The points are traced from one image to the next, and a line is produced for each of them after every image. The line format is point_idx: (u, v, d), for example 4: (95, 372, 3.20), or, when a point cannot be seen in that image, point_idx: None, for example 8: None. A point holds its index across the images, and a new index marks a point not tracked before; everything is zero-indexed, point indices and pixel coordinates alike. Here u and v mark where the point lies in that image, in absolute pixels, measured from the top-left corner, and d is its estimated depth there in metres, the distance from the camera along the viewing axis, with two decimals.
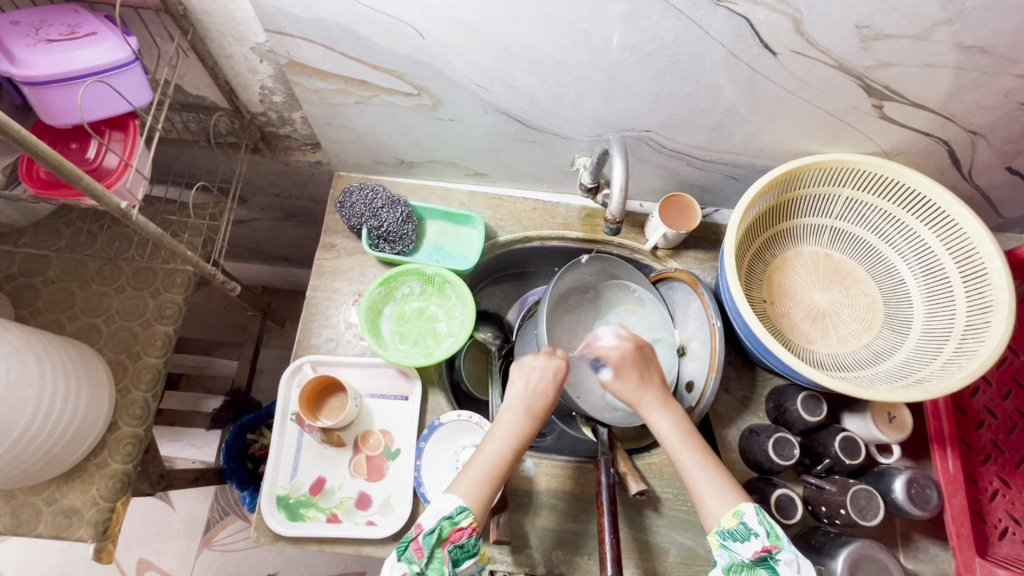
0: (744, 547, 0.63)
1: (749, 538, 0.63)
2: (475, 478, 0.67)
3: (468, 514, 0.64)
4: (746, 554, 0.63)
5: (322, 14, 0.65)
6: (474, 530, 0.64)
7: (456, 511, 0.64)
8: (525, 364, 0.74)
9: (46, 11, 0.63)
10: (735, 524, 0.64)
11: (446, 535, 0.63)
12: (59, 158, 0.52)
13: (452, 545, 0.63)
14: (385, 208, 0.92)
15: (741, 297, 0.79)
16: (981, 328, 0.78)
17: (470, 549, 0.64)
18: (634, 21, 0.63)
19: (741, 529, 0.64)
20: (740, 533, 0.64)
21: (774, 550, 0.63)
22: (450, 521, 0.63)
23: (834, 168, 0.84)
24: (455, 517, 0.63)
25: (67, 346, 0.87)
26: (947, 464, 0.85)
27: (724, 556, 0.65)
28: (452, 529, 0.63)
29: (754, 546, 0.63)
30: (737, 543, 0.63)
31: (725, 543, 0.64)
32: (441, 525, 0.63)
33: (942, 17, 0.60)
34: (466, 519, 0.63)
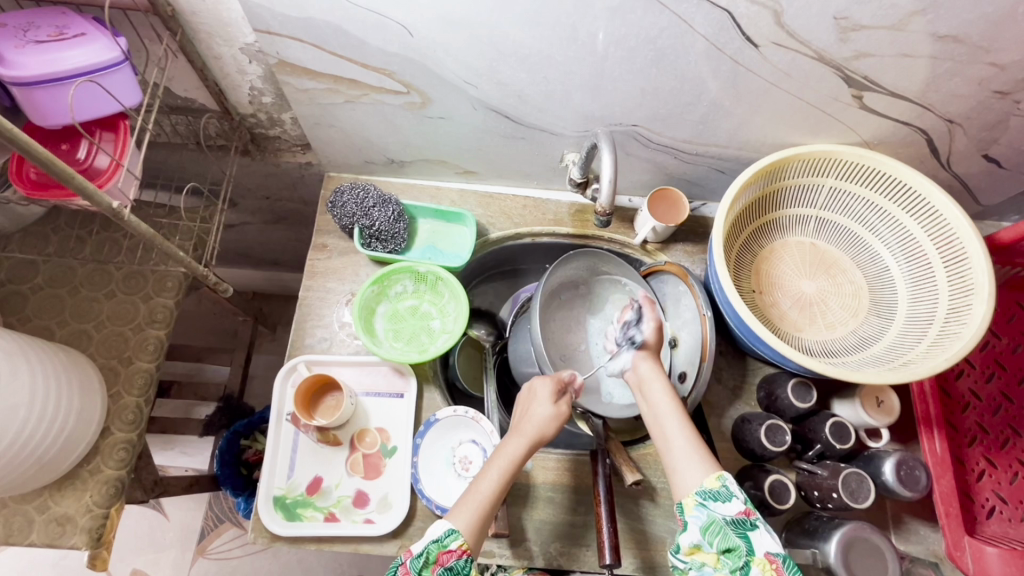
0: (725, 506, 0.63)
1: (732, 499, 0.63)
2: (474, 506, 0.67)
3: (458, 538, 0.63)
4: (726, 513, 0.63)
5: (310, 12, 0.65)
6: (465, 553, 0.63)
7: (445, 534, 0.63)
8: (534, 388, 0.76)
9: (33, 14, 0.63)
10: (718, 486, 0.64)
11: (434, 558, 0.62)
12: (50, 157, 0.52)
13: (441, 568, 0.62)
14: (377, 207, 0.92)
15: (731, 287, 0.80)
16: (963, 311, 0.80)
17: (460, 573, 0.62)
18: (619, 15, 0.64)
19: (723, 491, 0.64)
20: (723, 495, 0.64)
21: (752, 516, 0.63)
22: (439, 543, 0.63)
23: (818, 159, 0.86)
24: (444, 539, 0.63)
25: (58, 351, 0.87)
26: (935, 446, 0.87)
27: (700, 516, 0.64)
28: (439, 552, 0.62)
29: (735, 508, 0.63)
30: (718, 503, 0.63)
31: (705, 502, 0.64)
32: (428, 549, 0.62)
33: (916, 8, 0.62)
34: (455, 542, 0.63)
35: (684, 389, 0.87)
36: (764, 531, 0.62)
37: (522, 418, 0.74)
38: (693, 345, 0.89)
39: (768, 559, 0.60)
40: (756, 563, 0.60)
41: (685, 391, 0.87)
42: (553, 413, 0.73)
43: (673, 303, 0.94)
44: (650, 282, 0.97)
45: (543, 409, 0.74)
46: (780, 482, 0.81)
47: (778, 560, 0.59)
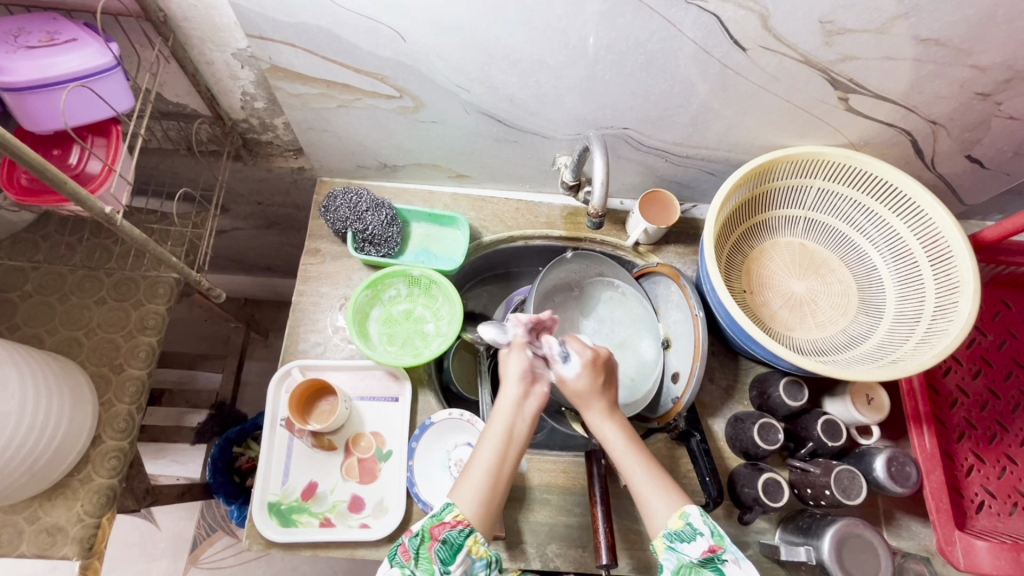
0: (692, 547, 0.62)
1: (696, 538, 0.62)
2: (472, 481, 0.65)
3: (454, 511, 0.63)
4: (694, 554, 0.62)
5: (302, 18, 0.66)
6: (461, 524, 0.62)
7: (440, 508, 0.63)
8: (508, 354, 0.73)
9: (23, 19, 0.62)
10: (682, 525, 0.63)
11: (429, 535, 0.62)
12: (43, 162, 0.52)
13: (437, 543, 0.61)
14: (370, 211, 0.92)
15: (723, 288, 0.81)
16: (949, 308, 0.81)
17: (455, 543, 0.61)
18: (609, 20, 0.65)
19: (688, 530, 0.63)
20: (687, 534, 0.62)
21: (720, 550, 0.62)
22: (434, 517, 0.63)
23: (806, 161, 0.87)
24: (439, 513, 0.63)
25: (48, 359, 0.86)
26: (925, 442, 0.88)
27: (671, 560, 0.63)
28: (434, 526, 0.62)
29: (702, 546, 0.61)
30: (685, 545, 0.62)
31: (672, 546, 0.63)
32: (423, 526, 0.63)
33: (898, 12, 0.63)
34: (450, 514, 0.63)
35: (678, 389, 0.88)
36: (735, 562, 0.62)
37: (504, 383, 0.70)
38: (685, 346, 0.90)
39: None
40: None
41: (678, 391, 0.88)
42: (523, 369, 0.70)
43: (665, 304, 0.95)
44: (643, 284, 0.98)
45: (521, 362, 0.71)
46: (774, 480, 0.82)
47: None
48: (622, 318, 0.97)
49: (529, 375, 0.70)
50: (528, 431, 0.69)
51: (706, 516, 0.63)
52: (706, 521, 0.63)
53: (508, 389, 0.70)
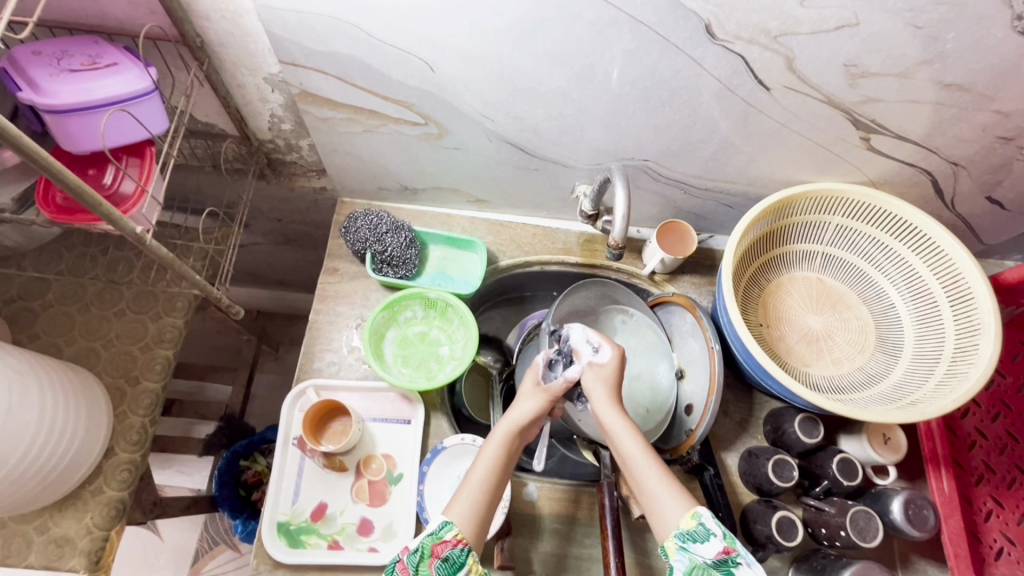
0: (704, 547, 0.59)
1: (709, 538, 0.59)
2: (468, 498, 0.64)
3: (452, 529, 0.61)
4: (707, 555, 0.58)
5: (335, 47, 0.67)
6: (462, 541, 0.60)
7: (439, 526, 0.61)
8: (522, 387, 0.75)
9: (67, 42, 0.64)
10: (695, 525, 0.60)
11: (429, 551, 0.59)
12: (79, 181, 0.53)
13: (438, 561, 0.58)
14: (389, 233, 0.93)
15: (740, 321, 0.81)
16: (969, 350, 0.80)
17: (457, 561, 0.59)
18: (636, 57, 0.67)
19: (701, 530, 0.60)
20: (699, 534, 0.59)
21: (734, 553, 0.58)
22: (433, 536, 0.60)
23: (825, 197, 0.88)
24: (438, 530, 0.60)
25: (67, 370, 0.87)
26: (943, 485, 0.87)
27: (682, 561, 0.60)
28: (433, 544, 0.59)
29: (714, 546, 0.58)
30: (697, 544, 0.59)
31: (684, 546, 0.60)
32: (423, 543, 0.59)
33: (923, 57, 0.64)
34: (450, 533, 0.60)
35: (693, 422, 0.88)
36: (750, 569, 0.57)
37: (507, 412, 0.72)
38: (700, 377, 0.90)
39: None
40: None
41: (692, 424, 0.88)
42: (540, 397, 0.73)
43: (679, 334, 0.96)
44: (658, 313, 0.99)
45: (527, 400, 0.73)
46: (788, 518, 0.80)
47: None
48: (637, 348, 0.97)
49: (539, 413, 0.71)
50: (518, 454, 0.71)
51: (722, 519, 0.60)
52: (720, 522, 0.60)
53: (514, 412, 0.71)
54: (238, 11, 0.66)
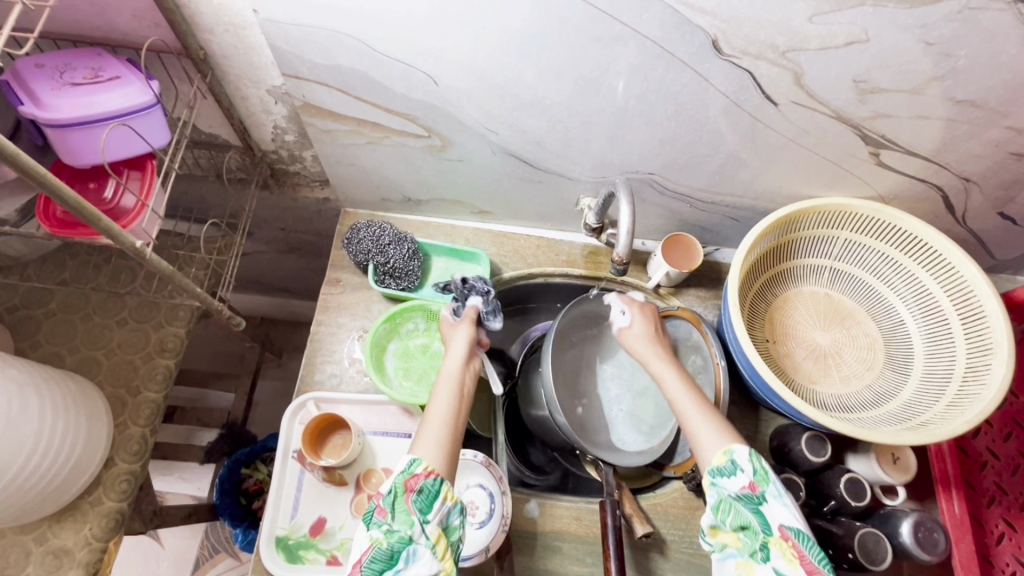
0: (732, 480, 0.62)
1: (736, 473, 0.62)
2: (433, 434, 0.64)
3: (422, 464, 0.60)
4: (733, 489, 0.61)
5: (338, 60, 0.67)
6: (433, 473, 0.60)
7: (408, 463, 0.60)
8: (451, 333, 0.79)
9: (71, 55, 0.64)
10: (724, 461, 0.63)
11: (402, 488, 0.59)
12: (78, 199, 0.53)
13: (414, 494, 0.58)
14: (392, 245, 0.93)
15: (747, 338, 0.80)
16: (981, 371, 0.78)
17: (432, 491, 0.59)
18: (641, 72, 0.66)
19: (730, 465, 0.62)
20: (727, 469, 0.62)
21: (761, 490, 0.60)
22: (405, 472, 0.60)
23: (833, 211, 0.87)
24: (408, 467, 0.60)
25: (68, 380, 0.86)
26: (953, 507, 0.86)
27: (713, 495, 0.62)
28: (406, 479, 0.59)
29: (742, 480, 0.61)
30: (725, 479, 0.62)
31: (715, 480, 0.62)
32: (395, 482, 0.60)
33: (935, 74, 0.63)
34: (419, 466, 0.60)
35: None
36: (776, 504, 0.60)
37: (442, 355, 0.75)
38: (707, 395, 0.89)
39: (784, 537, 0.57)
40: (772, 542, 0.58)
41: None
42: (469, 337, 0.77)
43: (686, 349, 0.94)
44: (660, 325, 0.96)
45: (459, 341, 0.76)
46: None
47: (794, 535, 0.57)
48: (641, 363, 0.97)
49: (470, 343, 0.76)
50: (471, 389, 0.72)
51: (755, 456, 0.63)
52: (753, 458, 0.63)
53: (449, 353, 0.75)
54: (241, 24, 0.65)
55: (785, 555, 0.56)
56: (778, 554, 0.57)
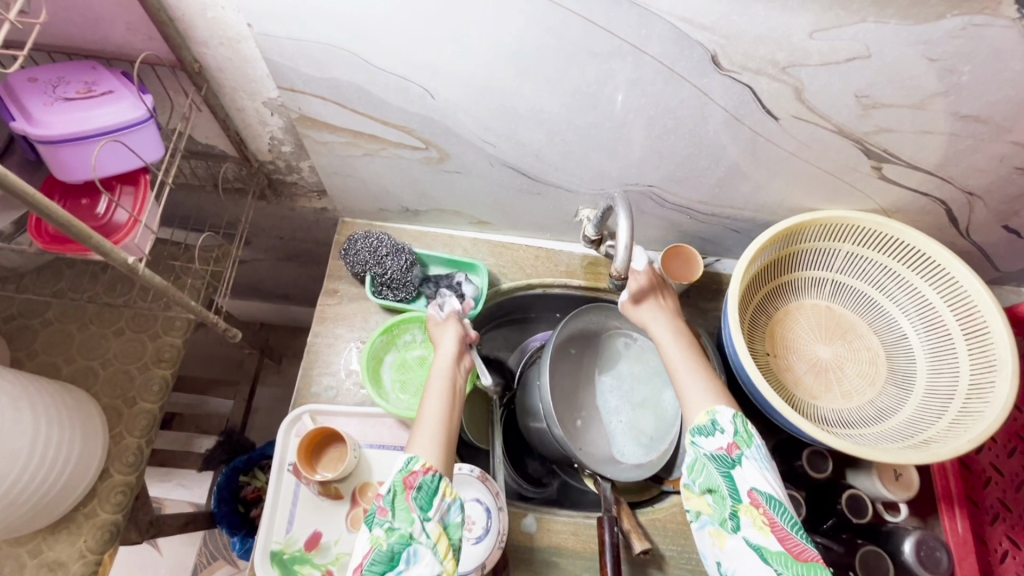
0: (710, 442, 0.64)
1: (716, 434, 0.64)
2: (427, 432, 0.64)
3: (421, 460, 0.60)
4: (710, 448, 0.63)
5: (333, 74, 0.66)
6: (431, 469, 0.60)
7: (406, 461, 0.60)
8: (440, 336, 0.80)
9: (64, 68, 0.63)
10: (706, 421, 0.65)
11: (402, 485, 0.58)
12: (69, 217, 0.52)
13: (413, 491, 0.58)
14: (389, 256, 0.92)
15: (746, 354, 0.79)
16: (985, 388, 0.77)
17: (432, 488, 0.58)
18: (640, 86, 0.65)
19: (710, 425, 0.65)
20: (708, 429, 0.65)
21: (738, 450, 0.62)
22: (403, 470, 0.60)
23: (835, 224, 0.86)
24: (407, 465, 0.60)
25: (63, 392, 0.86)
26: (956, 525, 0.86)
27: (691, 454, 0.65)
28: (406, 477, 0.59)
29: (720, 442, 0.63)
30: (704, 438, 0.64)
31: (695, 439, 0.65)
32: (394, 481, 0.59)
33: (939, 89, 0.62)
34: (418, 463, 0.60)
35: None
36: (750, 469, 0.61)
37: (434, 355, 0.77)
38: None
39: (754, 502, 0.59)
40: (742, 507, 0.60)
41: None
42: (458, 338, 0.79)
43: None
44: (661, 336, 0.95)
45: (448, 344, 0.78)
46: None
47: (763, 502, 0.59)
48: (640, 375, 0.95)
49: (458, 344, 0.78)
50: (461, 389, 0.73)
51: (736, 419, 0.64)
52: (733, 422, 0.64)
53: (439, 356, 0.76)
54: (236, 37, 0.65)
55: (755, 523, 0.58)
56: (747, 521, 0.59)
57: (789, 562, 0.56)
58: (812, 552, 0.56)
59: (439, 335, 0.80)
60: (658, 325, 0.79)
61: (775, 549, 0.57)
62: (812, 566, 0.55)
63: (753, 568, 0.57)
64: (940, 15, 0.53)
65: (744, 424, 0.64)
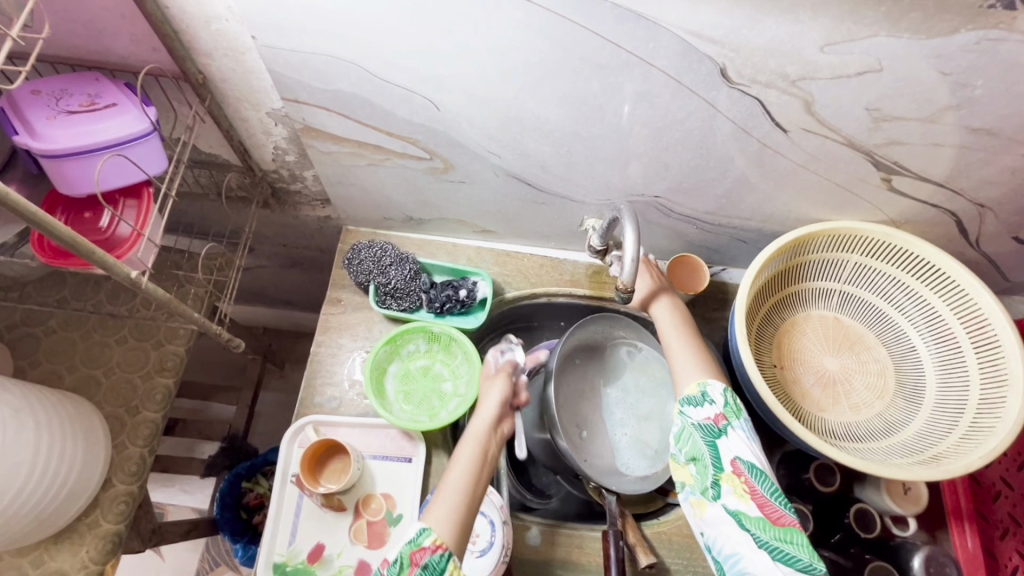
0: (698, 412, 0.66)
1: (704, 404, 0.66)
2: (448, 503, 0.62)
3: (431, 536, 0.58)
4: (697, 418, 0.65)
5: (338, 85, 0.66)
6: (441, 548, 0.57)
7: (416, 533, 0.59)
8: (487, 387, 0.76)
9: (68, 80, 0.63)
10: (697, 392, 0.67)
11: (407, 560, 0.57)
12: (71, 234, 0.52)
13: (417, 569, 0.56)
14: (393, 266, 0.91)
15: (753, 367, 0.78)
16: (996, 403, 0.76)
17: (437, 568, 0.56)
18: (647, 99, 0.64)
19: (700, 395, 0.67)
20: (697, 400, 0.67)
21: (725, 421, 0.64)
22: (411, 543, 0.58)
23: (843, 235, 0.85)
24: (416, 538, 0.58)
25: (65, 402, 0.86)
26: (966, 541, 0.85)
27: (679, 423, 0.67)
28: (413, 552, 0.57)
29: (708, 412, 0.65)
30: (693, 408, 0.66)
31: (684, 409, 0.67)
32: (402, 553, 0.58)
33: (951, 102, 0.61)
34: (428, 539, 0.58)
35: None
36: (735, 439, 0.63)
37: (476, 408, 0.73)
38: None
39: (736, 471, 0.61)
40: (725, 477, 0.62)
41: None
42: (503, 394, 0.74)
43: None
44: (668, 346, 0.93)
45: (493, 400, 0.73)
46: None
47: (745, 471, 0.61)
48: (646, 386, 0.94)
49: (503, 403, 0.73)
50: (495, 455, 0.69)
51: (726, 392, 0.67)
52: (724, 395, 0.66)
53: (483, 411, 0.72)
54: (240, 49, 0.64)
55: (735, 491, 0.60)
56: (728, 489, 0.61)
57: (767, 527, 0.58)
58: (790, 518, 0.58)
59: (489, 383, 0.77)
60: (661, 313, 0.80)
61: (754, 515, 0.59)
62: (789, 531, 0.57)
63: (730, 535, 0.59)
64: (953, 29, 0.53)
65: (733, 397, 0.66)
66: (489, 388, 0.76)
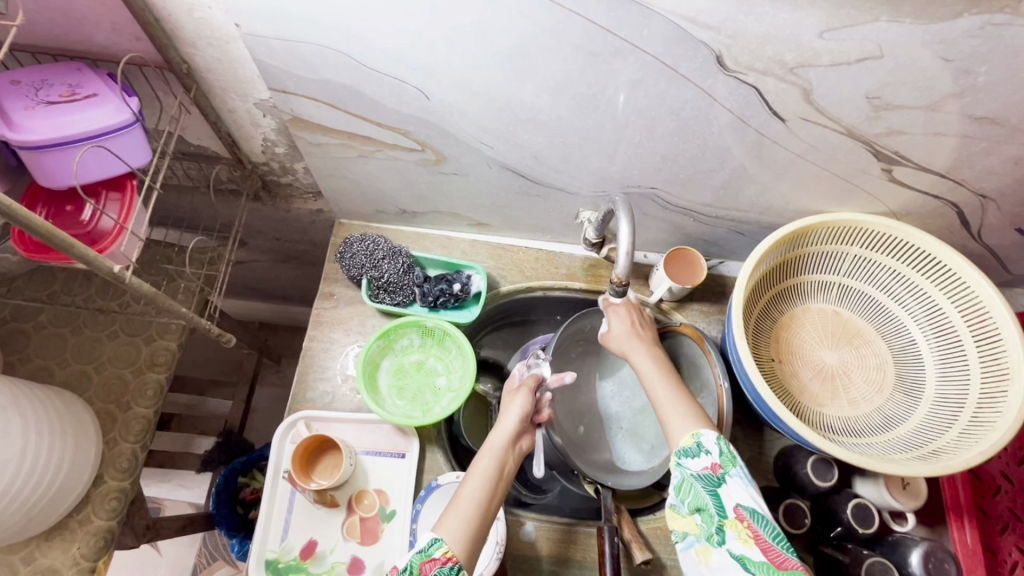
0: (695, 462, 0.62)
1: (700, 455, 0.63)
2: (461, 514, 0.61)
3: (443, 546, 0.57)
4: (695, 469, 0.62)
5: (324, 75, 0.64)
6: (452, 559, 0.56)
7: (428, 544, 0.58)
8: (508, 402, 0.74)
9: (48, 70, 0.62)
10: (691, 443, 0.64)
11: (417, 570, 0.56)
12: (48, 226, 0.50)
13: None
14: (386, 259, 0.90)
15: (749, 361, 0.77)
16: (997, 397, 0.75)
17: None
18: (641, 87, 0.63)
19: (695, 446, 0.63)
20: (693, 451, 0.63)
21: (723, 470, 0.61)
22: (422, 554, 0.57)
23: (842, 227, 0.83)
24: (427, 548, 0.57)
25: (54, 398, 0.85)
26: (965, 536, 0.85)
27: (677, 474, 0.64)
28: (422, 562, 0.57)
29: (704, 462, 0.62)
30: (689, 460, 0.63)
31: (680, 461, 0.64)
32: (412, 562, 0.57)
33: (953, 90, 0.59)
34: (439, 550, 0.57)
35: None
36: (735, 486, 0.60)
37: (496, 422, 0.71)
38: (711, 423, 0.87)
39: (739, 517, 0.59)
40: (728, 524, 0.59)
41: None
42: (524, 409, 0.72)
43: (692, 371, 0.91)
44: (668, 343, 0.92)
45: (513, 416, 0.71)
46: None
47: (748, 517, 0.58)
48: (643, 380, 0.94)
49: (523, 419, 0.71)
50: (512, 472, 0.67)
51: (720, 440, 0.63)
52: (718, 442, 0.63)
53: (502, 425, 0.70)
54: (225, 39, 0.63)
55: (739, 537, 0.58)
56: (732, 536, 0.59)
57: (771, 571, 0.56)
58: (795, 561, 0.56)
59: (511, 398, 0.75)
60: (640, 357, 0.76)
61: (758, 560, 0.57)
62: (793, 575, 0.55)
63: None
64: (957, 14, 0.51)
65: (727, 444, 0.62)
66: (511, 403, 0.73)
